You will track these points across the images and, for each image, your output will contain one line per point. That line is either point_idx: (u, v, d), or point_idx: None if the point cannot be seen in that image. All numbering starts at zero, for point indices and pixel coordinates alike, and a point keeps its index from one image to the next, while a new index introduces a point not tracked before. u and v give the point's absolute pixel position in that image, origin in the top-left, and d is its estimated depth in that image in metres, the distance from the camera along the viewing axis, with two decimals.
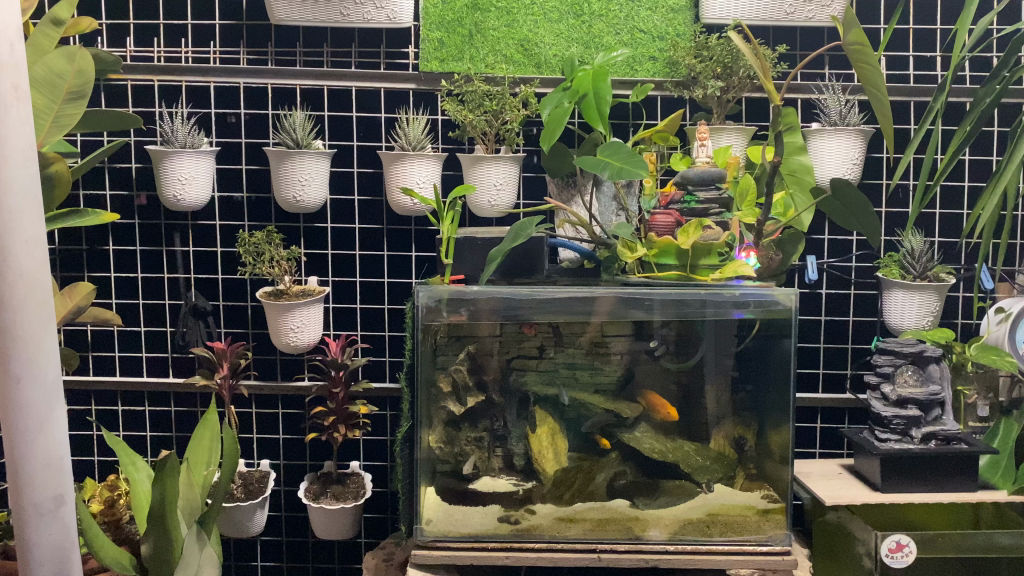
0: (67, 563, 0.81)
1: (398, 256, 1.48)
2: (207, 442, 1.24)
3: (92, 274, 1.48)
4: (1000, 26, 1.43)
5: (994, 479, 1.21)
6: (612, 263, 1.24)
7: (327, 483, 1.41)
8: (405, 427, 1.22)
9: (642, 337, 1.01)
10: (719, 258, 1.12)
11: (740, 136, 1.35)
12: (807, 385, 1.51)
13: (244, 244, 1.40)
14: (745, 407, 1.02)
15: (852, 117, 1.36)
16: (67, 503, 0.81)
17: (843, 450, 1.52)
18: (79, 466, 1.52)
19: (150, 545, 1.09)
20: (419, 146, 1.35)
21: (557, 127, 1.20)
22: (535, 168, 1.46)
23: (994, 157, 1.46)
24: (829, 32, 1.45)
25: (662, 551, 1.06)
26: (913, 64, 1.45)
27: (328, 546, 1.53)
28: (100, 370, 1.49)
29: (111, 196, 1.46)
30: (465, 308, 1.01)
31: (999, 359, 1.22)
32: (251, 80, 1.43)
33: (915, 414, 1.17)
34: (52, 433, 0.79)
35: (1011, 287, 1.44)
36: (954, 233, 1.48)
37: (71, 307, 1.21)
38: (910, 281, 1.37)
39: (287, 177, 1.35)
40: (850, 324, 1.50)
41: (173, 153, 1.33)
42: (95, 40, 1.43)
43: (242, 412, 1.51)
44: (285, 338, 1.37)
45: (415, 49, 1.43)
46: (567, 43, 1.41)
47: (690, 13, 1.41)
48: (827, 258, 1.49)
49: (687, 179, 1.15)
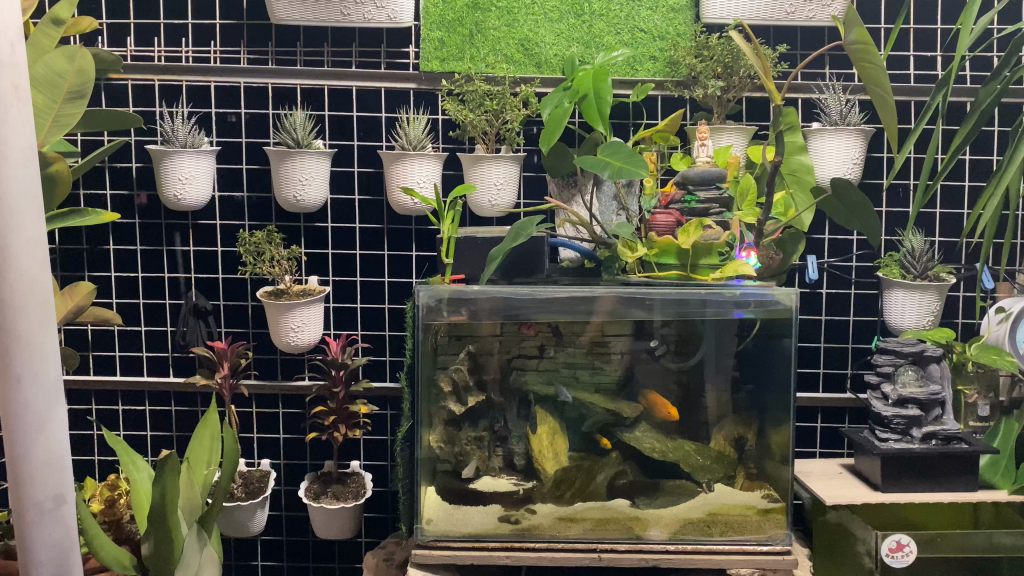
0: (67, 563, 0.81)
1: (398, 256, 1.48)
2: (206, 442, 1.24)
3: (93, 274, 1.48)
4: (1000, 26, 1.43)
5: (994, 479, 1.21)
6: (612, 263, 1.24)
7: (327, 483, 1.41)
8: (405, 427, 1.22)
9: (642, 337, 1.01)
10: (719, 258, 1.12)
11: (740, 136, 1.35)
12: (807, 385, 1.51)
13: (244, 243, 1.39)
14: (745, 407, 1.02)
15: (853, 117, 1.36)
16: (68, 503, 0.81)
17: (843, 450, 1.52)
18: (79, 466, 1.52)
19: (151, 544, 1.09)
20: (419, 146, 1.35)
21: (558, 126, 1.20)
22: (535, 168, 1.46)
23: (994, 157, 1.46)
24: (829, 32, 1.45)
25: (662, 551, 1.06)
26: (913, 64, 1.45)
27: (328, 545, 1.53)
28: (100, 369, 1.49)
29: (112, 196, 1.46)
30: (465, 307, 1.01)
31: (1000, 359, 1.22)
32: (251, 80, 1.43)
33: (915, 414, 1.17)
34: (52, 433, 0.79)
35: (1011, 287, 1.44)
36: (954, 233, 1.48)
37: (71, 306, 1.21)
38: (910, 281, 1.37)
39: (287, 177, 1.35)
40: (850, 324, 1.50)
41: (173, 153, 1.33)
42: (96, 40, 1.43)
43: (242, 411, 1.51)
44: (285, 337, 1.37)
45: (415, 49, 1.43)
46: (567, 42, 1.41)
47: (690, 13, 1.41)
48: (827, 258, 1.49)
49: (688, 179, 1.15)
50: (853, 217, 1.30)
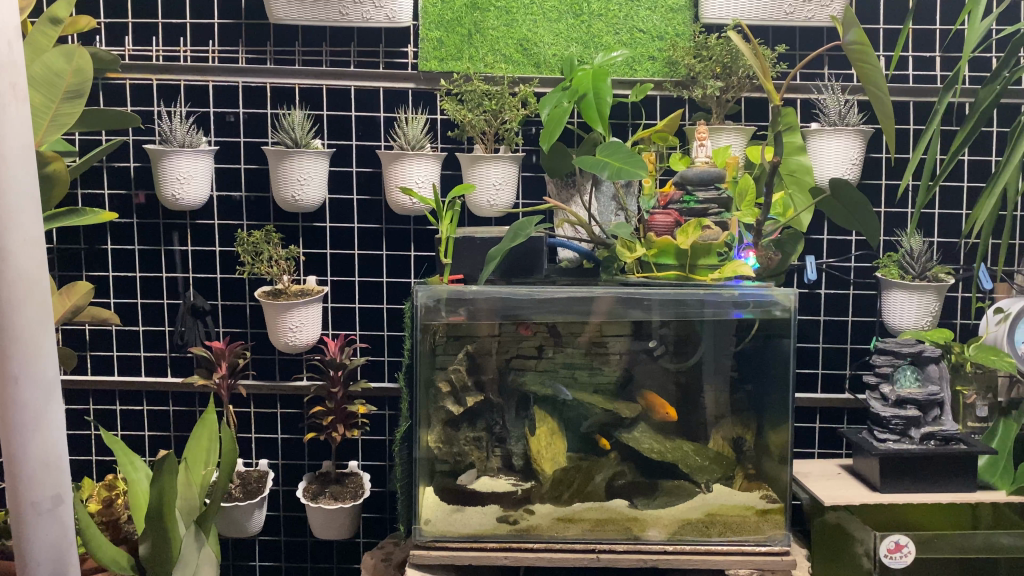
0: (65, 563, 0.81)
1: (397, 255, 1.48)
2: (203, 442, 1.24)
3: (91, 274, 1.47)
4: (999, 26, 1.43)
5: (993, 479, 1.21)
6: (612, 263, 1.21)
7: (326, 483, 1.41)
8: (404, 427, 1.22)
9: (640, 337, 1.01)
10: (718, 258, 1.12)
11: (740, 136, 1.35)
12: (806, 385, 1.50)
13: (242, 243, 1.39)
14: (744, 407, 1.02)
15: (852, 117, 1.36)
16: (66, 503, 0.81)
17: (842, 450, 1.52)
18: (77, 466, 1.52)
19: (148, 545, 1.09)
20: (418, 145, 1.35)
21: (557, 126, 1.20)
22: (534, 168, 1.46)
23: (993, 158, 1.46)
24: (828, 32, 1.45)
25: (661, 551, 1.06)
26: (912, 64, 1.45)
27: (327, 545, 1.53)
28: (98, 369, 1.49)
29: (110, 195, 1.45)
30: (464, 307, 1.01)
31: (998, 359, 1.22)
32: (250, 80, 1.43)
33: (914, 414, 1.16)
34: (50, 433, 0.79)
35: (1010, 287, 1.44)
36: (953, 234, 1.48)
37: (68, 306, 1.21)
38: (909, 281, 1.37)
39: (286, 176, 1.34)
40: (849, 325, 1.50)
41: (172, 152, 1.33)
42: (94, 40, 1.43)
43: (241, 411, 1.50)
44: (283, 337, 1.37)
45: (414, 49, 1.42)
46: (567, 42, 1.41)
47: (689, 13, 1.40)
48: (826, 258, 1.49)
49: (687, 179, 1.15)
50: (852, 218, 1.30)
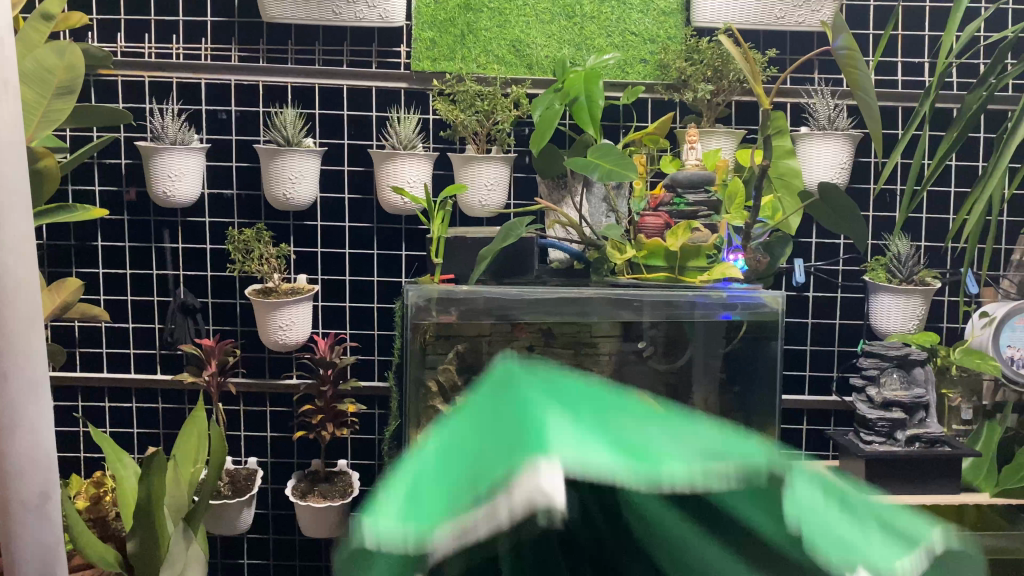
0: (52, 561, 0.81)
1: (388, 255, 1.49)
2: (188, 440, 1.24)
3: (80, 270, 1.47)
4: (986, 34, 1.45)
5: (977, 482, 1.24)
6: (601, 264, 1.22)
7: (315, 482, 1.42)
8: (393, 425, 1.22)
9: (630, 339, 0.98)
10: (707, 260, 1.12)
11: (730, 139, 1.35)
12: (793, 387, 1.52)
13: (233, 241, 1.39)
14: (733, 408, 1.03)
15: (841, 122, 1.37)
16: (54, 500, 0.81)
17: (828, 451, 1.53)
18: (65, 463, 1.52)
19: (137, 541, 1.09)
20: (409, 145, 1.35)
21: (549, 127, 1.21)
22: (525, 169, 1.47)
23: (979, 163, 1.48)
24: (818, 38, 1.46)
25: None
26: (901, 70, 1.46)
27: (315, 544, 1.53)
28: (88, 366, 1.49)
29: (101, 192, 1.45)
30: (455, 307, 1.02)
31: (984, 363, 1.23)
32: (242, 78, 1.43)
33: (899, 417, 1.18)
34: (39, 431, 0.79)
35: (996, 291, 1.46)
36: (940, 238, 1.49)
37: (59, 302, 1.21)
38: (898, 284, 1.38)
39: (279, 176, 1.35)
40: (836, 328, 1.51)
41: (163, 149, 1.33)
42: (86, 36, 1.43)
43: (229, 409, 1.50)
44: (273, 335, 1.37)
45: (406, 48, 1.43)
46: (560, 44, 1.41)
47: (680, 17, 1.42)
48: (814, 261, 1.50)
49: (677, 182, 1.19)
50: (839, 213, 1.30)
